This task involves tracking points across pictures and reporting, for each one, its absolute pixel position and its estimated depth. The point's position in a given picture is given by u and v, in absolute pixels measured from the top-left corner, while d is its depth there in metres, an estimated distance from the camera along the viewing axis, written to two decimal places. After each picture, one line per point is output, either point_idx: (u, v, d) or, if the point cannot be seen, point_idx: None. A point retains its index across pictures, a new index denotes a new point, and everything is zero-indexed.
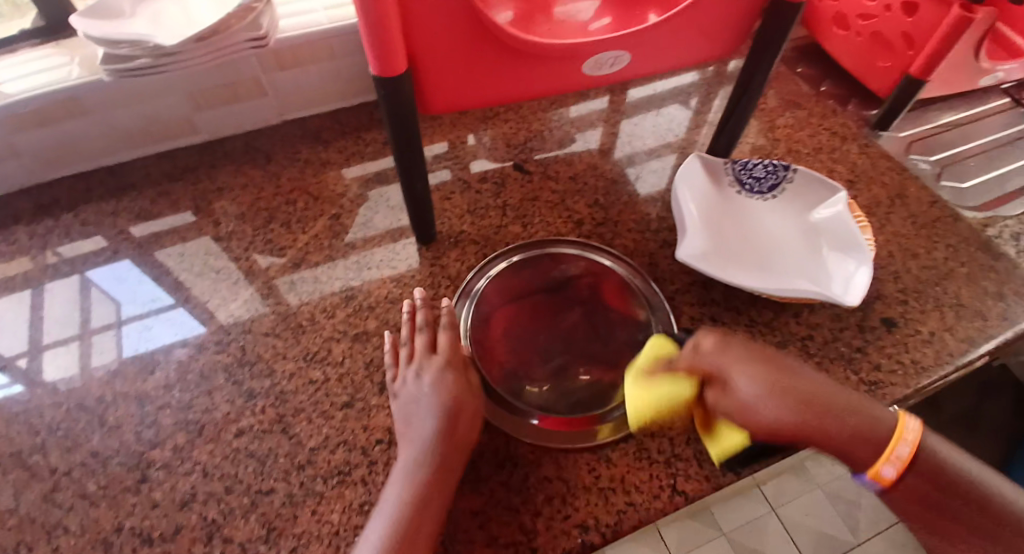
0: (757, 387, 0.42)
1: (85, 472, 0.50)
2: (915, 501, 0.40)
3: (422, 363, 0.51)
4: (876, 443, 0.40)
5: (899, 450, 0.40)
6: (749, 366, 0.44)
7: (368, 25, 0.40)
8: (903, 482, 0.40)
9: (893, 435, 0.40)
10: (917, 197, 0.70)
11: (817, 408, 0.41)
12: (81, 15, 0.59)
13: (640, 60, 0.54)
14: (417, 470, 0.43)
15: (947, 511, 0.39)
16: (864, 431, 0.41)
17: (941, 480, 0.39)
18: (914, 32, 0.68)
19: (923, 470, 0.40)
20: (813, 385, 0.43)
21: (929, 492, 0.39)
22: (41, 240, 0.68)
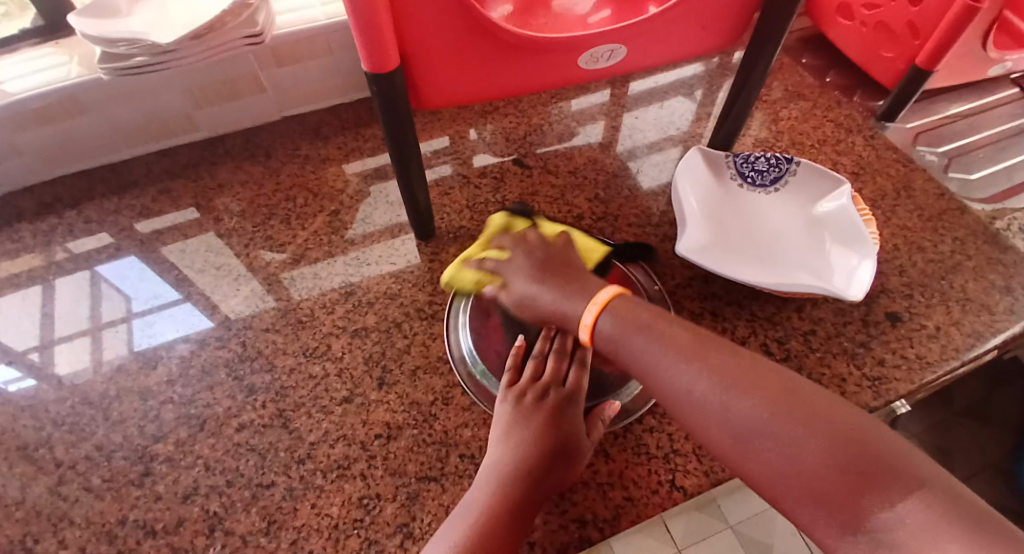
0: (527, 277, 0.48)
1: (90, 466, 0.51)
2: (620, 331, 0.40)
3: (539, 388, 0.48)
4: (581, 302, 0.44)
5: (591, 309, 0.42)
6: (531, 255, 0.49)
7: (359, 21, 0.40)
8: (599, 331, 0.42)
9: (598, 292, 0.44)
10: (923, 190, 0.69)
11: (557, 284, 0.46)
12: (78, 14, 0.60)
13: (637, 53, 0.54)
14: (484, 500, 0.42)
15: (649, 337, 0.38)
16: (573, 301, 0.44)
17: (655, 320, 0.39)
18: (918, 22, 0.67)
19: (626, 310, 0.41)
20: (582, 275, 0.47)
21: (649, 328, 0.39)
22: (47, 237, 0.69)
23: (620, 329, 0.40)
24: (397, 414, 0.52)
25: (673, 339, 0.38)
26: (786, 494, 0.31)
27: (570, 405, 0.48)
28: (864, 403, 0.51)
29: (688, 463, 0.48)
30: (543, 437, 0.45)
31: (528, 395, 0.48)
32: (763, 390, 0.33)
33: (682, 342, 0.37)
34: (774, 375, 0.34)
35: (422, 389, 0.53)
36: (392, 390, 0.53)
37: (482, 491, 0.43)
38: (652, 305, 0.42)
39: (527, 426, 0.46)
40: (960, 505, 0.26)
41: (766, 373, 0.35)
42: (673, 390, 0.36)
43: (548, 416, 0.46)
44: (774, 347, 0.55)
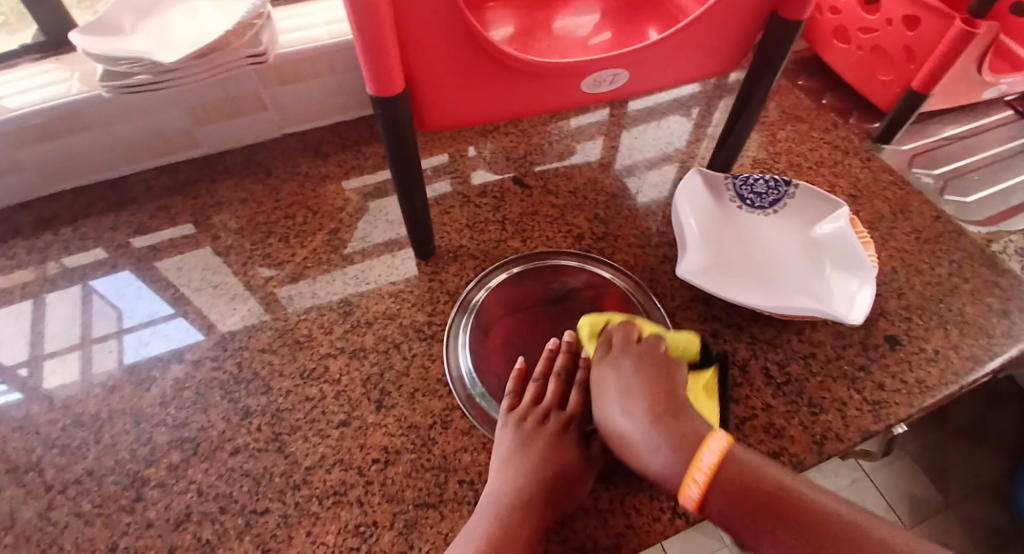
0: (621, 407, 0.46)
1: (80, 491, 0.49)
2: (737, 518, 0.38)
3: (541, 412, 0.48)
4: (680, 456, 0.41)
5: (697, 475, 0.39)
6: (631, 369, 0.47)
7: (365, 44, 0.40)
8: (709, 504, 0.39)
9: (698, 447, 0.41)
10: (920, 212, 0.69)
11: (659, 424, 0.43)
12: (83, 31, 0.60)
13: (639, 77, 0.54)
14: (487, 527, 0.41)
15: (771, 531, 0.37)
16: (667, 460, 0.41)
17: (772, 498, 0.38)
18: (915, 46, 0.68)
19: (738, 481, 0.39)
20: (680, 412, 0.44)
21: (769, 519, 0.37)
22: (41, 254, 0.68)
23: (734, 507, 0.38)
24: (394, 438, 0.51)
25: (773, 510, 0.37)
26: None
27: (571, 430, 0.48)
28: (864, 428, 0.51)
29: None
30: (545, 462, 0.45)
31: (530, 419, 0.48)
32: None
33: (806, 530, 0.36)
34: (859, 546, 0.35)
35: (420, 412, 0.53)
36: (390, 413, 0.53)
37: (485, 518, 0.42)
38: (756, 465, 0.40)
39: (530, 451, 0.45)
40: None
41: (890, 553, 0.35)
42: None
43: (550, 441, 0.46)
44: (775, 370, 0.55)
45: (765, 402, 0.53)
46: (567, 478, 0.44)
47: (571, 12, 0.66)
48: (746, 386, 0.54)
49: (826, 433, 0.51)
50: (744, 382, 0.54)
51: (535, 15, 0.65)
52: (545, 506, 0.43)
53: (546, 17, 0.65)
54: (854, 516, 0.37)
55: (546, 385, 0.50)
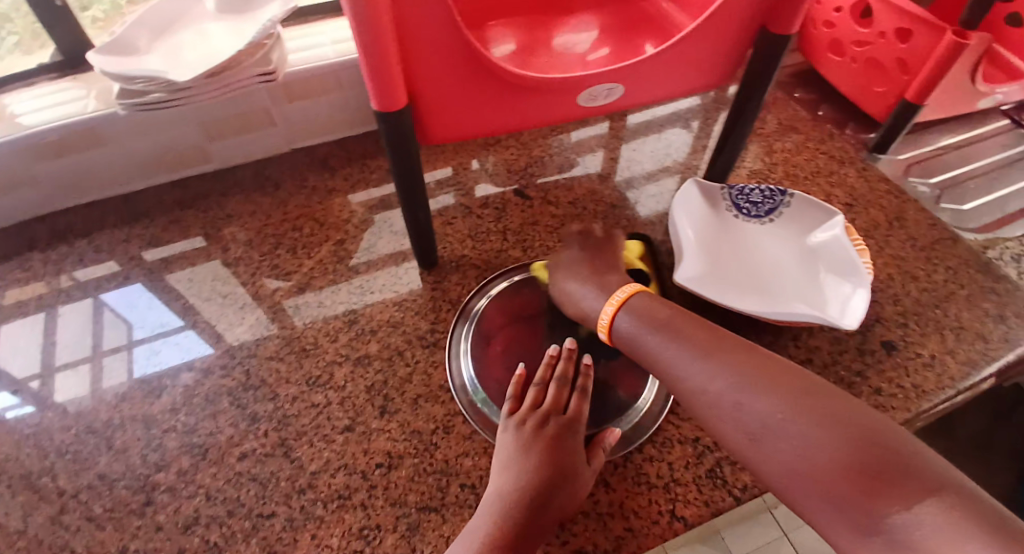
0: (570, 269, 0.57)
1: (92, 495, 0.51)
2: (642, 331, 0.47)
3: (539, 414, 0.49)
4: (602, 298, 0.52)
5: (611, 303, 0.50)
6: (577, 248, 0.59)
7: (369, 61, 0.42)
8: (618, 327, 0.49)
9: (617, 291, 0.52)
10: (916, 220, 0.70)
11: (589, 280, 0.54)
12: (99, 51, 0.62)
13: (634, 91, 0.56)
14: (489, 527, 0.42)
15: (670, 339, 0.45)
16: (590, 296, 0.53)
17: (675, 322, 0.46)
18: (908, 58, 0.69)
19: (654, 312, 0.48)
20: (607, 269, 0.56)
21: (675, 332, 0.45)
22: (56, 266, 0.70)
23: (642, 325, 0.48)
24: (398, 443, 0.52)
25: (686, 338, 0.44)
26: (789, 483, 0.35)
27: (571, 431, 0.48)
28: None
29: (687, 493, 0.49)
30: (545, 463, 0.45)
31: (529, 422, 0.48)
32: (779, 387, 0.39)
33: (705, 342, 0.43)
34: (779, 373, 0.40)
35: (423, 417, 0.54)
36: (393, 419, 0.54)
37: (486, 518, 0.43)
38: (666, 305, 0.49)
39: (529, 451, 0.46)
40: (974, 504, 0.29)
41: (794, 384, 0.39)
42: (686, 383, 0.42)
43: (549, 442, 0.47)
44: None
45: None
46: (567, 478, 0.45)
47: (569, 29, 0.68)
48: None
49: None
50: None
51: (534, 33, 0.67)
52: (546, 506, 0.43)
53: (545, 34, 0.67)
54: (773, 356, 0.42)
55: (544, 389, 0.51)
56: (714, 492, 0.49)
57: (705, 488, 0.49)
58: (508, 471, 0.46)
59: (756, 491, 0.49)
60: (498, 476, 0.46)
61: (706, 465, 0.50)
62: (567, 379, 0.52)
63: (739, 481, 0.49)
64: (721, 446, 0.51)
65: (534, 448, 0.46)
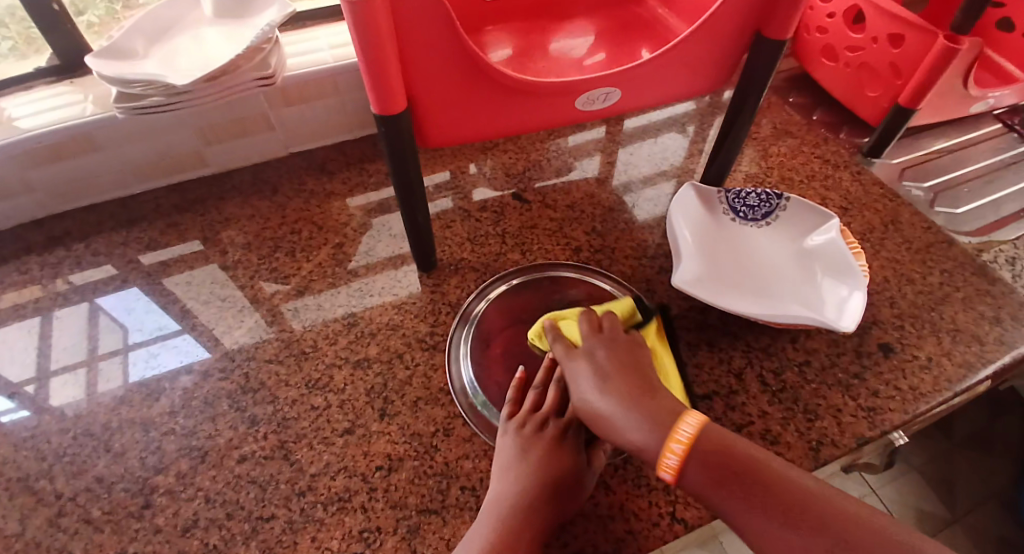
0: (592, 383, 0.45)
1: (89, 498, 0.50)
2: (710, 484, 0.36)
3: (539, 418, 0.49)
4: (659, 429, 0.39)
5: (676, 446, 0.38)
6: (605, 356, 0.47)
7: (368, 65, 0.42)
8: (685, 474, 0.37)
9: (676, 424, 0.39)
10: (910, 224, 0.71)
11: (638, 399, 0.42)
12: (97, 55, 0.62)
13: (630, 95, 0.56)
14: (489, 531, 0.42)
15: (742, 498, 0.35)
16: (646, 427, 0.40)
17: (742, 461, 0.36)
18: (900, 63, 0.70)
19: (713, 451, 0.37)
20: (653, 388, 0.43)
21: (742, 482, 0.35)
22: (54, 269, 0.70)
23: (699, 474, 0.36)
24: (398, 445, 0.52)
25: (739, 475, 0.36)
26: None
27: (570, 434, 0.48)
28: (860, 434, 0.52)
29: (687, 494, 0.49)
30: (544, 466, 0.45)
31: (529, 425, 0.49)
32: (854, 541, 0.32)
33: (778, 497, 0.34)
34: (845, 515, 0.33)
35: (423, 420, 0.54)
36: (393, 421, 0.54)
37: (486, 522, 0.43)
38: (717, 430, 0.38)
39: (529, 455, 0.46)
40: None
41: (867, 529, 0.32)
42: (755, 534, 0.34)
43: (548, 445, 0.47)
44: (770, 378, 0.56)
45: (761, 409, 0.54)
46: (567, 480, 0.45)
47: (566, 35, 0.69)
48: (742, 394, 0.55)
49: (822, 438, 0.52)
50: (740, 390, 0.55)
51: (531, 38, 0.68)
52: (546, 508, 0.43)
53: (543, 40, 0.68)
54: (811, 478, 0.36)
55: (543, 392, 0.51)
56: None
57: None
58: (513, 472, 0.46)
59: None
60: (502, 478, 0.46)
61: None
62: (565, 378, 0.52)
63: None
64: None
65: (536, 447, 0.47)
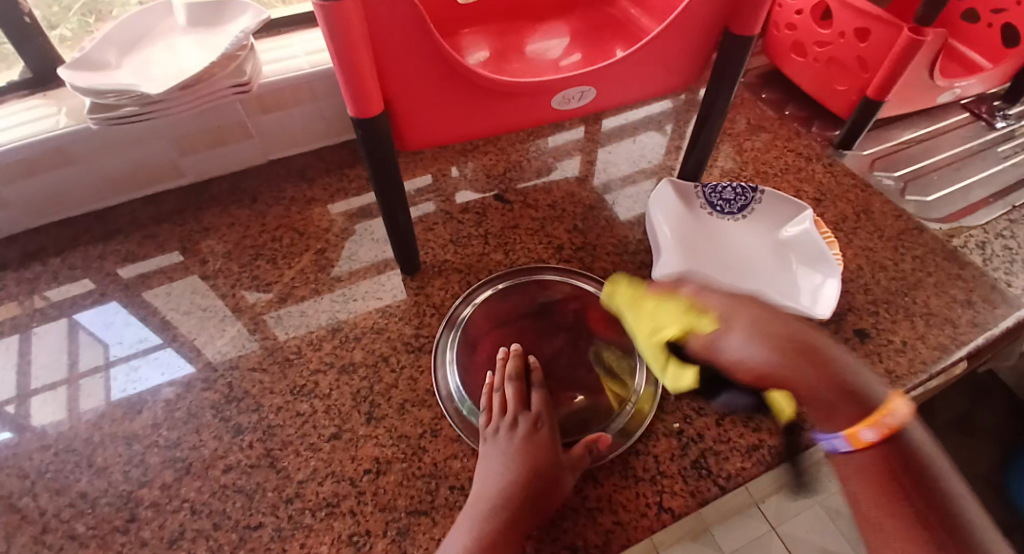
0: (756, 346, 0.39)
1: (73, 514, 0.50)
2: (866, 483, 0.34)
3: (509, 418, 0.50)
4: (851, 410, 0.36)
5: (878, 421, 0.34)
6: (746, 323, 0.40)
7: (344, 68, 0.43)
8: (876, 452, 0.34)
9: (879, 408, 0.35)
10: (882, 212, 0.73)
11: (805, 366, 0.37)
12: (70, 66, 0.62)
13: (605, 93, 0.57)
14: (478, 530, 0.42)
15: (896, 503, 0.32)
16: (854, 401, 0.36)
17: (912, 472, 0.33)
18: (867, 56, 0.72)
19: (911, 454, 0.34)
20: (830, 364, 0.37)
21: (903, 489, 0.33)
22: (30, 285, 0.69)
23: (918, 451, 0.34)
24: (385, 449, 0.52)
25: (893, 475, 0.33)
26: None
27: (543, 428, 0.49)
28: None
29: (673, 484, 0.49)
30: (516, 464, 0.46)
31: (502, 428, 0.49)
32: None
33: (940, 516, 0.31)
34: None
35: (410, 422, 0.54)
36: (380, 425, 0.54)
37: (472, 522, 0.43)
38: (919, 438, 0.35)
39: (506, 455, 0.47)
40: None
41: None
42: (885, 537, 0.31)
43: (524, 444, 0.48)
44: None
45: None
46: (546, 473, 0.46)
47: (540, 36, 0.69)
48: None
49: None
50: None
51: (506, 40, 0.69)
52: (528, 504, 0.44)
53: (517, 41, 0.69)
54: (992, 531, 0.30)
55: (504, 393, 0.52)
56: (699, 482, 0.49)
57: (690, 478, 0.50)
58: (493, 471, 0.47)
59: (738, 480, 0.50)
60: (482, 479, 0.47)
61: (690, 456, 0.51)
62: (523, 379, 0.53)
63: (722, 471, 0.50)
64: (704, 437, 0.52)
65: (510, 445, 0.48)
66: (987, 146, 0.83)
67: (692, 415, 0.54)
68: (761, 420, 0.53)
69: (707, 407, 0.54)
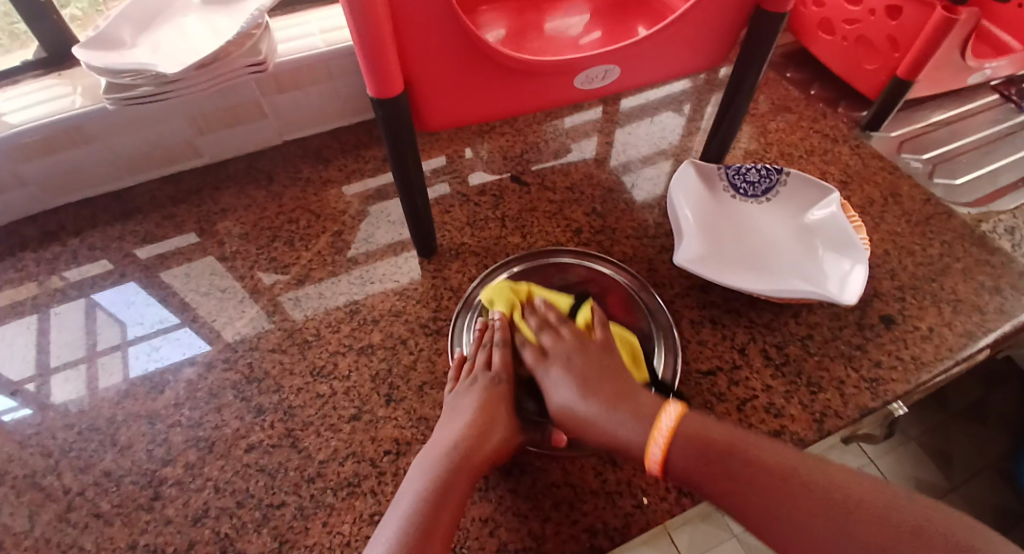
0: (571, 392, 0.47)
1: (99, 492, 0.51)
2: (700, 473, 0.40)
3: (470, 377, 0.51)
4: (641, 427, 0.43)
5: (657, 441, 0.42)
6: (573, 369, 0.48)
7: (365, 48, 0.42)
8: (673, 462, 0.41)
9: (659, 412, 0.43)
10: (909, 196, 0.71)
11: (601, 387, 0.46)
12: (83, 45, 0.61)
13: (629, 73, 0.56)
14: (433, 472, 0.42)
15: (731, 482, 0.39)
16: (633, 428, 0.43)
17: (714, 446, 0.41)
18: (898, 35, 0.69)
19: (699, 444, 0.41)
20: (632, 397, 0.45)
21: (723, 471, 0.40)
22: (51, 265, 0.69)
23: (703, 455, 0.40)
24: (405, 430, 0.52)
25: (719, 459, 0.40)
26: None
27: (501, 383, 0.50)
28: (862, 405, 0.52)
29: None
30: (476, 416, 0.47)
31: (463, 383, 0.51)
32: (809, 501, 0.37)
33: (752, 477, 0.39)
34: (806, 479, 0.38)
35: (429, 404, 0.54)
36: (399, 406, 0.54)
37: (425, 467, 0.43)
38: (716, 424, 0.43)
39: (463, 407, 0.48)
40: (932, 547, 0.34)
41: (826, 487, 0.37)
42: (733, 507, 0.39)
43: (482, 396, 0.48)
44: (773, 352, 0.56)
45: (765, 383, 0.54)
46: (497, 425, 0.46)
47: (561, 13, 0.68)
48: (746, 369, 0.55)
49: (826, 411, 0.52)
50: (743, 365, 0.55)
51: (525, 17, 0.67)
52: (485, 455, 0.45)
53: (536, 18, 0.67)
54: (765, 448, 0.41)
55: (478, 358, 0.53)
56: None
57: None
58: (456, 421, 0.47)
59: None
60: (441, 427, 0.47)
61: None
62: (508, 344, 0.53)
63: None
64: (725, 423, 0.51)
65: (473, 400, 0.48)
66: (1018, 128, 0.80)
67: (713, 400, 0.53)
68: (783, 407, 0.52)
69: (728, 393, 0.53)
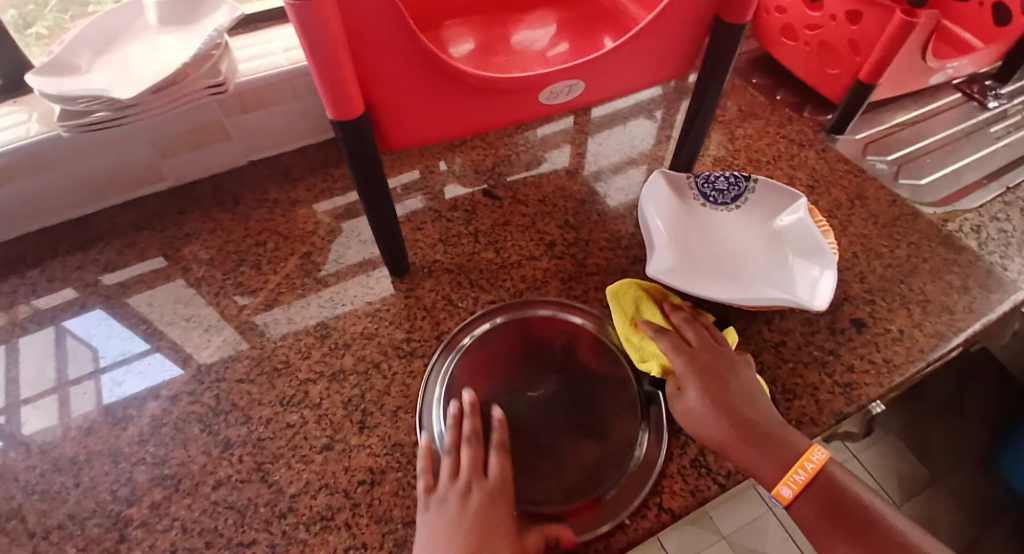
0: (708, 403, 0.46)
1: (60, 538, 0.48)
2: (821, 511, 0.41)
3: (459, 482, 0.45)
4: (784, 457, 0.43)
5: (803, 469, 0.42)
6: (700, 372, 0.48)
7: (322, 72, 0.41)
8: (805, 497, 0.42)
9: (805, 451, 0.44)
10: (876, 198, 0.72)
11: (741, 403, 0.46)
12: (38, 72, 0.59)
13: (594, 86, 0.56)
14: None
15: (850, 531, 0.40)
16: (775, 457, 0.43)
17: (847, 492, 0.42)
18: (858, 39, 0.71)
19: (830, 490, 0.42)
20: (767, 424, 0.45)
21: (843, 516, 0.41)
22: (8, 298, 0.67)
23: (832, 501, 0.42)
24: (379, 458, 0.51)
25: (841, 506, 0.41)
26: None
27: (492, 490, 0.45)
28: (837, 410, 0.53)
29: (673, 485, 0.49)
30: (473, 537, 0.41)
31: (450, 496, 0.44)
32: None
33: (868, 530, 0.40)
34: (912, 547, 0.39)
35: (404, 429, 0.53)
36: (373, 433, 0.53)
37: None
38: (845, 476, 0.44)
39: (454, 523, 0.42)
40: None
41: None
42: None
43: (476, 509, 0.43)
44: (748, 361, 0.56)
45: None
46: (498, 545, 0.41)
47: (527, 27, 0.67)
48: None
49: (801, 418, 0.52)
50: None
51: (491, 31, 0.67)
52: None
53: (502, 32, 0.67)
54: (883, 509, 0.42)
55: (463, 456, 0.47)
56: (700, 481, 0.49)
57: (690, 477, 0.49)
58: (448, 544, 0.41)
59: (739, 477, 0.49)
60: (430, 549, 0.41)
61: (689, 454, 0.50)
62: (502, 444, 0.48)
63: (722, 468, 0.49)
64: None
65: (466, 514, 0.43)
66: (979, 127, 0.82)
67: None
68: None
69: None
